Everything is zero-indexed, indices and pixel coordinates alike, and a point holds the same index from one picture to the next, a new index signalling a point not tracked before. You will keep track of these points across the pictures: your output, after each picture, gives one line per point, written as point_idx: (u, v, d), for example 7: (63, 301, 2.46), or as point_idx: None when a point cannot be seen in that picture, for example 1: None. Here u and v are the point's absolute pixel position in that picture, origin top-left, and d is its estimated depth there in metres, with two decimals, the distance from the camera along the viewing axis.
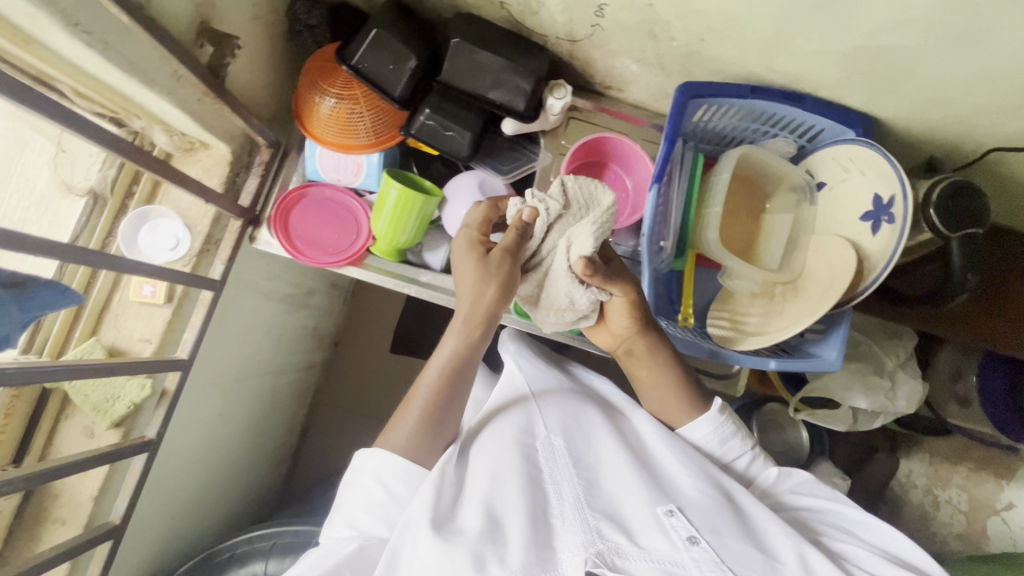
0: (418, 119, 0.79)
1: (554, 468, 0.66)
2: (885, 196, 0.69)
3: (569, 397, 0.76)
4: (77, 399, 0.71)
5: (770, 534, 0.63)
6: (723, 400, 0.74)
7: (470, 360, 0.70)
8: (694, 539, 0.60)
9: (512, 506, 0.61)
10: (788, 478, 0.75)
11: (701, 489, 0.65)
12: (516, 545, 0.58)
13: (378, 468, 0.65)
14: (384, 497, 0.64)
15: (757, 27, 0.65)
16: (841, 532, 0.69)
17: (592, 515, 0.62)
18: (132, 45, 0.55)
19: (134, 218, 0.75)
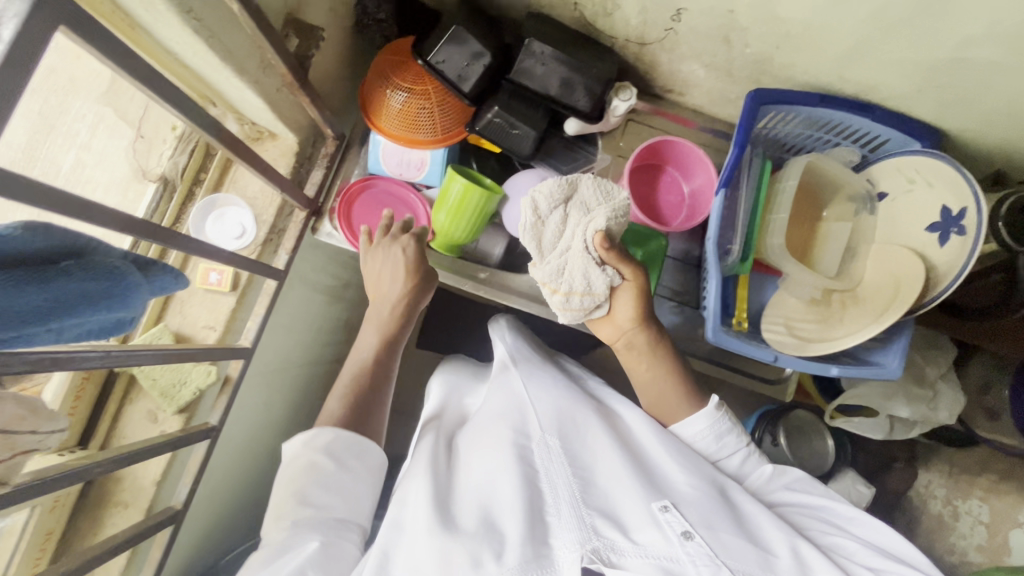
0: (486, 116, 0.80)
1: (550, 467, 0.63)
2: (955, 208, 0.69)
3: (562, 396, 0.74)
4: (145, 383, 0.72)
5: (766, 531, 0.60)
6: (720, 397, 0.72)
7: (391, 348, 0.78)
8: (689, 534, 0.56)
9: (506, 502, 0.59)
10: (783, 478, 0.72)
11: (695, 483, 0.62)
12: (512, 540, 0.55)
13: (326, 443, 0.66)
14: (334, 471, 0.65)
15: (837, 37, 0.66)
16: (832, 527, 0.66)
17: (588, 512, 0.58)
18: (231, 33, 0.56)
19: (203, 205, 0.76)
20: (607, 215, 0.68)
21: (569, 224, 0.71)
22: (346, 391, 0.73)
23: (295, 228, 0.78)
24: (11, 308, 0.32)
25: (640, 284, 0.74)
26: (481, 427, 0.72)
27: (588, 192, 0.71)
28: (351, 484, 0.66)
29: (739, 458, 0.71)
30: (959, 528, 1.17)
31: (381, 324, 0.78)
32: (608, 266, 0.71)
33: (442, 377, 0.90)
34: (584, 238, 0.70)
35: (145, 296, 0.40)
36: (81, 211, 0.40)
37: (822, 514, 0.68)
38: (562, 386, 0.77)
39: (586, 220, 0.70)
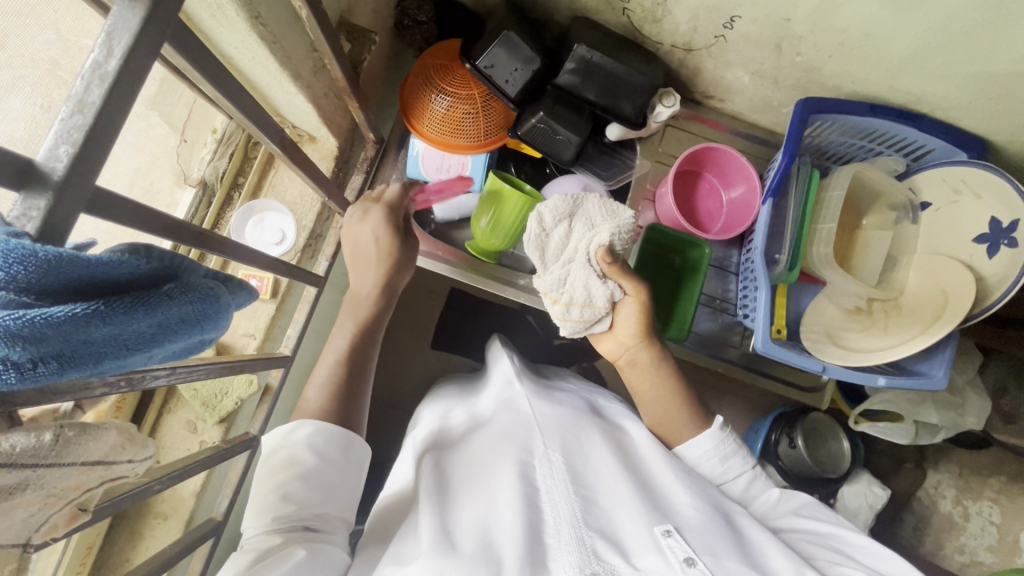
0: (530, 121, 0.77)
1: (552, 486, 0.62)
2: (1006, 220, 0.70)
3: (568, 415, 0.74)
4: (187, 393, 0.71)
5: (770, 559, 0.59)
6: (724, 418, 0.74)
7: (366, 343, 0.69)
8: (691, 561, 0.55)
9: (506, 522, 0.58)
10: (790, 503, 0.71)
11: (699, 507, 0.62)
12: (510, 562, 0.53)
13: (309, 437, 0.59)
14: (317, 465, 0.58)
15: (893, 48, 0.65)
16: (840, 554, 0.63)
17: (588, 533, 0.57)
18: (291, 37, 0.55)
19: (243, 212, 0.74)
20: (610, 230, 0.71)
21: (574, 239, 0.74)
22: (318, 394, 0.63)
23: (334, 234, 0.77)
24: (118, 338, 0.29)
25: (643, 299, 0.74)
26: (482, 442, 0.71)
27: (594, 211, 0.74)
28: (336, 480, 0.59)
29: (744, 482, 0.72)
30: (970, 528, 1.18)
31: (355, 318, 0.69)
32: (610, 280, 0.72)
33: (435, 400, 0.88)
34: (585, 250, 0.72)
35: (231, 313, 0.37)
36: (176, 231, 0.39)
37: (826, 543, 0.65)
38: (566, 405, 0.77)
39: (590, 234, 0.72)
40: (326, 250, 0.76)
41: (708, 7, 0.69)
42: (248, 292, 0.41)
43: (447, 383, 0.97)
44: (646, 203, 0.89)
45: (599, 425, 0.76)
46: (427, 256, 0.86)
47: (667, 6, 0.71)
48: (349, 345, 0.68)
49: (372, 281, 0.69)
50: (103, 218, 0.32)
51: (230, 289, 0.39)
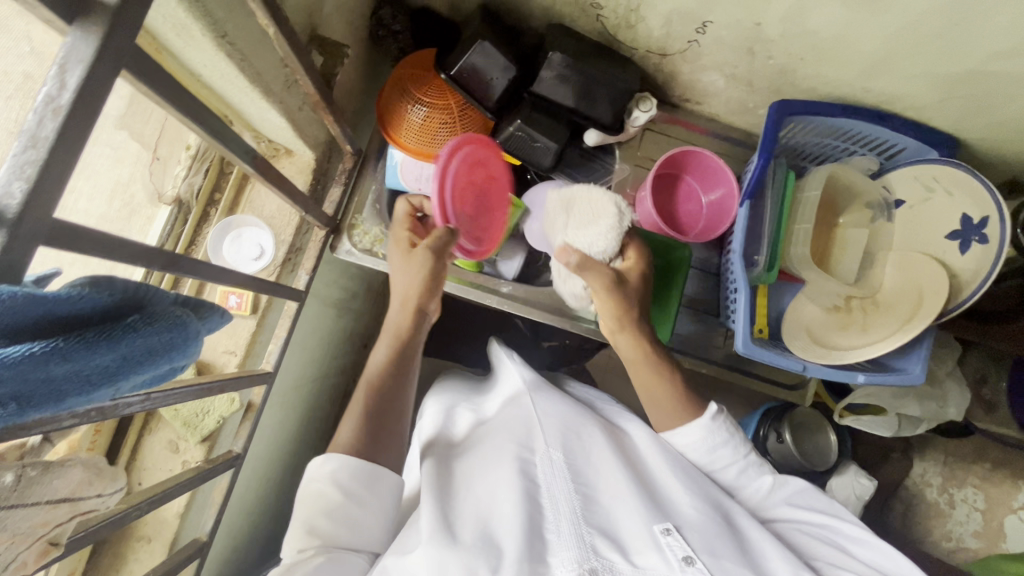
0: (507, 129, 0.79)
1: (552, 482, 0.63)
2: (976, 217, 0.71)
3: (568, 411, 0.74)
4: (167, 413, 0.70)
5: (771, 561, 0.60)
6: (718, 407, 0.71)
7: (402, 363, 0.69)
8: (689, 560, 0.56)
9: (506, 518, 0.58)
10: (784, 491, 0.72)
11: (700, 508, 0.63)
12: (510, 558, 0.54)
13: (335, 472, 0.59)
14: (342, 501, 0.58)
15: (863, 50, 0.66)
16: (835, 548, 0.64)
17: (587, 530, 0.58)
18: (262, 54, 0.54)
19: (220, 228, 0.73)
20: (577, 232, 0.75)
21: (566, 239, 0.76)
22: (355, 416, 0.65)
23: (314, 247, 0.76)
24: (80, 372, 0.30)
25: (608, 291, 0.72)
26: (484, 440, 0.71)
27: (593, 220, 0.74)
28: (365, 518, 0.59)
29: (735, 469, 0.71)
30: (956, 516, 1.25)
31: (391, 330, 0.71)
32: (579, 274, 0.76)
33: (440, 392, 0.88)
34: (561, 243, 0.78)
35: (202, 341, 0.37)
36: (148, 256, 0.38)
37: (822, 532, 0.67)
38: (569, 402, 0.77)
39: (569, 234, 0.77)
40: (306, 265, 0.76)
41: (680, 13, 0.69)
42: (219, 318, 0.40)
43: (449, 375, 0.98)
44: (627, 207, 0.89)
45: (600, 421, 0.76)
46: None
47: (640, 12, 0.71)
48: (385, 362, 0.69)
49: (398, 309, 0.71)
50: (82, 253, 0.33)
51: (199, 319, 0.38)
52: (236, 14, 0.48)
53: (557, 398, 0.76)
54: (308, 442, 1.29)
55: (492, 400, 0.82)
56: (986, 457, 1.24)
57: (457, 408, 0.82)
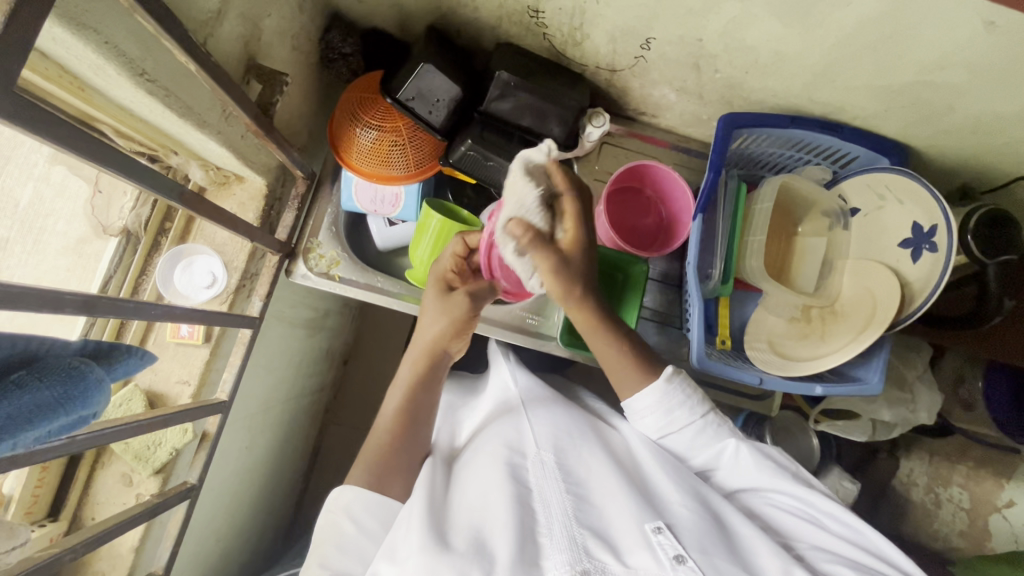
0: (459, 149, 0.79)
1: (543, 484, 0.65)
2: (926, 225, 0.71)
3: (562, 414, 0.76)
4: (118, 447, 0.69)
5: (760, 556, 0.61)
6: (674, 368, 0.73)
7: (413, 410, 0.75)
8: (681, 558, 0.57)
9: (499, 524, 0.59)
10: (752, 455, 0.73)
11: (690, 506, 0.64)
12: (500, 559, 0.55)
13: (348, 503, 0.66)
14: (354, 533, 0.64)
15: (805, 63, 0.66)
16: (811, 525, 0.67)
17: (580, 531, 0.59)
18: (189, 89, 0.54)
19: (171, 256, 0.74)
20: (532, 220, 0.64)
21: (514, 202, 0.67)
22: (377, 448, 0.72)
23: (268, 273, 0.76)
24: None
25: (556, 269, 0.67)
26: (477, 447, 0.73)
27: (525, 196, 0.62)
28: (373, 550, 0.64)
29: (694, 429, 0.73)
30: (942, 516, 1.24)
31: (410, 368, 0.78)
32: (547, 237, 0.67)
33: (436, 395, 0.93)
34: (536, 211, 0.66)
35: (109, 390, 0.44)
36: (47, 302, 0.40)
37: (797, 504, 0.70)
38: (559, 403, 0.80)
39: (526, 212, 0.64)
40: (260, 291, 0.75)
41: (623, 31, 0.69)
42: (139, 358, 0.49)
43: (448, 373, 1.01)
44: None
45: (592, 420, 0.79)
46: (365, 287, 0.82)
47: (585, 30, 0.71)
48: (398, 410, 0.75)
49: (406, 368, 0.78)
50: (27, 310, 0.39)
51: (107, 368, 0.46)
52: (155, 51, 0.48)
53: (549, 400, 0.80)
54: (285, 463, 1.29)
55: (484, 402, 0.87)
56: (968, 456, 1.23)
57: (456, 411, 0.89)
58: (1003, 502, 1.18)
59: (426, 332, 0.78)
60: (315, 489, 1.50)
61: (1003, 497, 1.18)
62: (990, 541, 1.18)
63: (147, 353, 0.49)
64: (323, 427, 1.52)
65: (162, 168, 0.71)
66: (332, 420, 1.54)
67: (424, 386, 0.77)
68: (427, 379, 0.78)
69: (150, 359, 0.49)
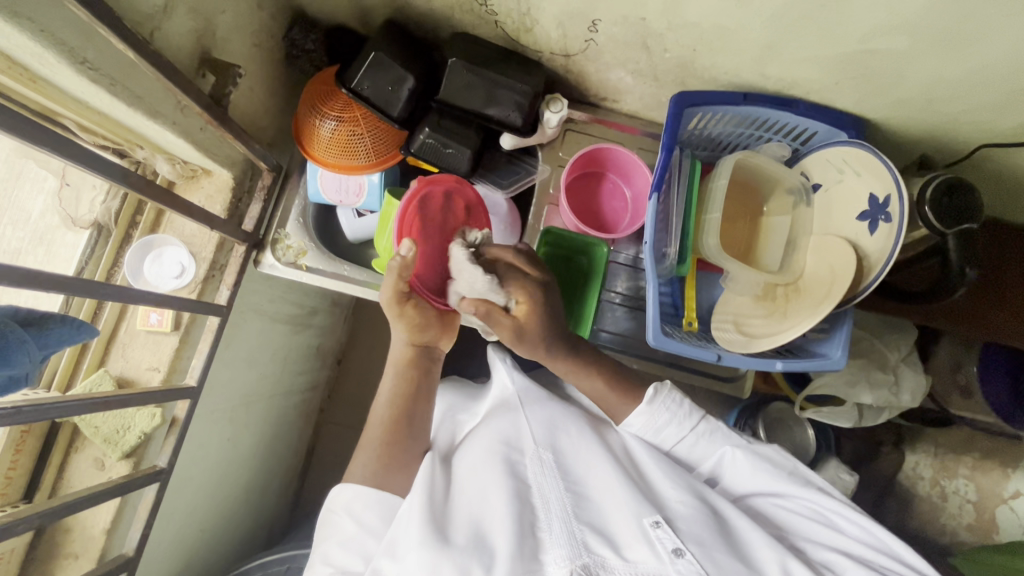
0: (418, 137, 0.80)
1: (542, 483, 0.69)
2: (881, 196, 0.70)
3: (554, 409, 0.80)
4: (87, 431, 0.71)
5: (757, 549, 0.65)
6: (657, 386, 0.75)
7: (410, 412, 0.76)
8: (679, 551, 0.61)
9: (496, 516, 0.64)
10: (749, 459, 0.75)
11: (689, 502, 0.68)
12: (498, 547, 0.61)
13: (348, 501, 0.68)
14: (356, 530, 0.67)
15: (748, 38, 0.66)
16: (815, 525, 0.70)
17: (578, 527, 0.64)
18: (136, 80, 0.57)
19: (140, 247, 0.76)
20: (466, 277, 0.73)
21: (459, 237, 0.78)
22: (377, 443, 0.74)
23: (236, 262, 0.79)
24: None
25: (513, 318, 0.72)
26: (474, 441, 0.76)
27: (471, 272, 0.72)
28: (373, 544, 0.66)
29: (685, 441, 0.77)
30: (948, 508, 1.20)
31: (396, 377, 0.78)
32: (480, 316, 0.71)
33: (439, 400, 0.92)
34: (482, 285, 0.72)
35: (31, 354, 0.50)
36: None
37: (804, 507, 0.72)
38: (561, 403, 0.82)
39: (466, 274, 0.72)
40: (228, 280, 0.78)
41: (569, 14, 0.70)
42: (77, 326, 0.55)
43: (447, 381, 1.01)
44: (551, 207, 0.88)
45: (588, 418, 0.82)
46: (331, 276, 0.84)
47: (533, 16, 0.72)
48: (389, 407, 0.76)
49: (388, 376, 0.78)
50: None
51: (38, 334, 0.51)
52: (96, 41, 0.51)
53: (544, 396, 0.83)
54: (275, 459, 1.31)
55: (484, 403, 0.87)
56: (973, 446, 1.19)
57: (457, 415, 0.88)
58: (1009, 493, 1.15)
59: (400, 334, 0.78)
60: (310, 487, 1.52)
61: (1008, 488, 1.15)
62: (998, 533, 1.15)
63: (84, 324, 0.55)
64: (318, 426, 1.55)
65: (131, 163, 0.74)
66: (327, 419, 1.56)
67: (406, 385, 0.77)
68: (410, 383, 0.78)
69: (87, 329, 0.55)
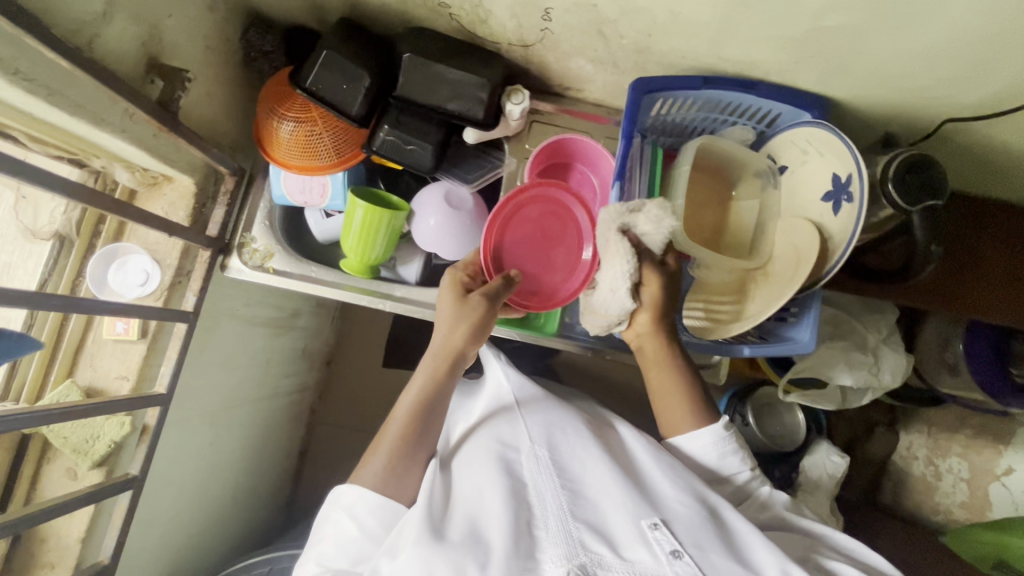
0: (378, 136, 0.80)
1: (538, 480, 0.67)
2: (843, 175, 0.69)
3: (556, 409, 0.77)
4: (56, 442, 0.72)
5: (756, 553, 0.62)
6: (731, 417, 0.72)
7: (430, 419, 0.74)
8: (677, 553, 0.59)
9: (494, 516, 0.62)
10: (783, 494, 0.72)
11: (687, 502, 0.64)
12: (496, 549, 0.59)
13: (349, 503, 0.68)
14: (357, 534, 0.67)
15: (702, 20, 0.65)
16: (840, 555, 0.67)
17: (575, 525, 0.62)
18: (76, 89, 0.57)
19: (103, 256, 0.76)
20: (645, 221, 0.67)
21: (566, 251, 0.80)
22: (391, 439, 0.72)
23: (201, 267, 0.79)
24: None
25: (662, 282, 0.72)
26: (476, 446, 0.73)
27: (653, 215, 0.67)
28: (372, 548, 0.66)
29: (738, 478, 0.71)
30: (942, 487, 1.19)
31: (428, 375, 0.75)
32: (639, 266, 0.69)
33: None
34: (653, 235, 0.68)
35: None
36: None
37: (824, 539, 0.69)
38: (569, 407, 0.79)
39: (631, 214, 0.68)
40: (194, 286, 0.78)
41: (520, 4, 0.69)
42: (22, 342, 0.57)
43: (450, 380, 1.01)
44: None
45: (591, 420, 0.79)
46: (300, 278, 0.84)
47: (486, 7, 0.71)
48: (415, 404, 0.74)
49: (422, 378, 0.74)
50: None
51: None
52: (26, 50, 0.51)
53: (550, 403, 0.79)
54: (265, 462, 1.31)
55: (479, 403, 0.84)
56: (965, 424, 1.18)
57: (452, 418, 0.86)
58: (1002, 470, 1.13)
59: (447, 336, 0.74)
60: (304, 489, 1.53)
61: (1001, 465, 1.13)
62: (991, 510, 1.13)
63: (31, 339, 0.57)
64: (309, 427, 1.55)
65: (90, 173, 0.74)
66: (319, 420, 1.56)
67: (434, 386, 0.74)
68: (441, 388, 0.75)
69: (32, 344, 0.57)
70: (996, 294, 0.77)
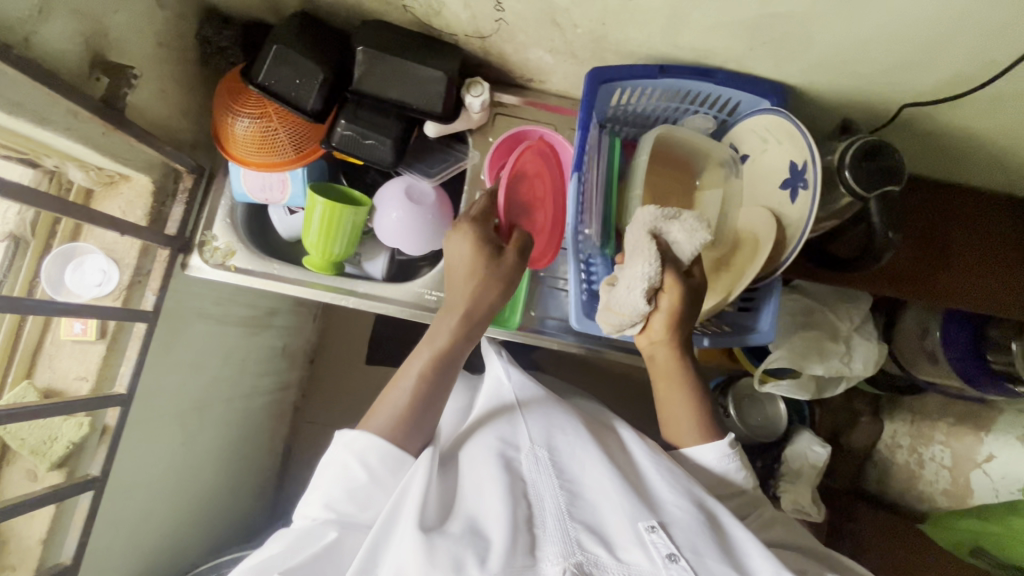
0: (336, 131, 0.79)
1: (538, 479, 0.63)
2: (800, 162, 0.69)
3: (559, 410, 0.74)
4: (14, 443, 0.72)
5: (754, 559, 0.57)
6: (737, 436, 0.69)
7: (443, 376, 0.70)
8: (674, 557, 0.55)
9: (492, 513, 0.59)
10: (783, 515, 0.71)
11: (685, 505, 0.59)
12: (495, 543, 0.55)
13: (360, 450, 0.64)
14: (363, 483, 0.63)
15: (651, 8, 0.65)
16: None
17: (572, 524, 0.58)
18: (11, 86, 0.56)
19: (59, 257, 0.76)
20: (680, 227, 0.65)
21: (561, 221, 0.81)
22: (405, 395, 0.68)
23: (161, 266, 0.79)
24: None
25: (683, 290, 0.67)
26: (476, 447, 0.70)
27: (687, 224, 0.65)
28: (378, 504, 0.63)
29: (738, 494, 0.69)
30: (925, 475, 1.17)
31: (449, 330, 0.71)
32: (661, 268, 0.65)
33: None
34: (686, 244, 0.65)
35: None
36: None
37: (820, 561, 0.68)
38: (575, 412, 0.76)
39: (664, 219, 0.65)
40: (154, 284, 0.78)
41: None
42: None
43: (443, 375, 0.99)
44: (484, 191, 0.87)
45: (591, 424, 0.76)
46: (263, 274, 0.84)
47: None
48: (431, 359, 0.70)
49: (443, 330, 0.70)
50: None
51: None
52: None
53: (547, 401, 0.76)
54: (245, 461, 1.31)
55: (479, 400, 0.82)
56: (948, 412, 1.16)
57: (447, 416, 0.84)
58: (982, 456, 1.09)
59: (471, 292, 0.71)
60: (289, 487, 1.52)
61: (981, 452, 1.09)
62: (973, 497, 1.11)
63: None
64: (293, 425, 1.55)
65: (43, 174, 0.74)
66: (303, 419, 1.56)
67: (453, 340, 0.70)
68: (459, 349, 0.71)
69: None
70: (965, 283, 0.76)
